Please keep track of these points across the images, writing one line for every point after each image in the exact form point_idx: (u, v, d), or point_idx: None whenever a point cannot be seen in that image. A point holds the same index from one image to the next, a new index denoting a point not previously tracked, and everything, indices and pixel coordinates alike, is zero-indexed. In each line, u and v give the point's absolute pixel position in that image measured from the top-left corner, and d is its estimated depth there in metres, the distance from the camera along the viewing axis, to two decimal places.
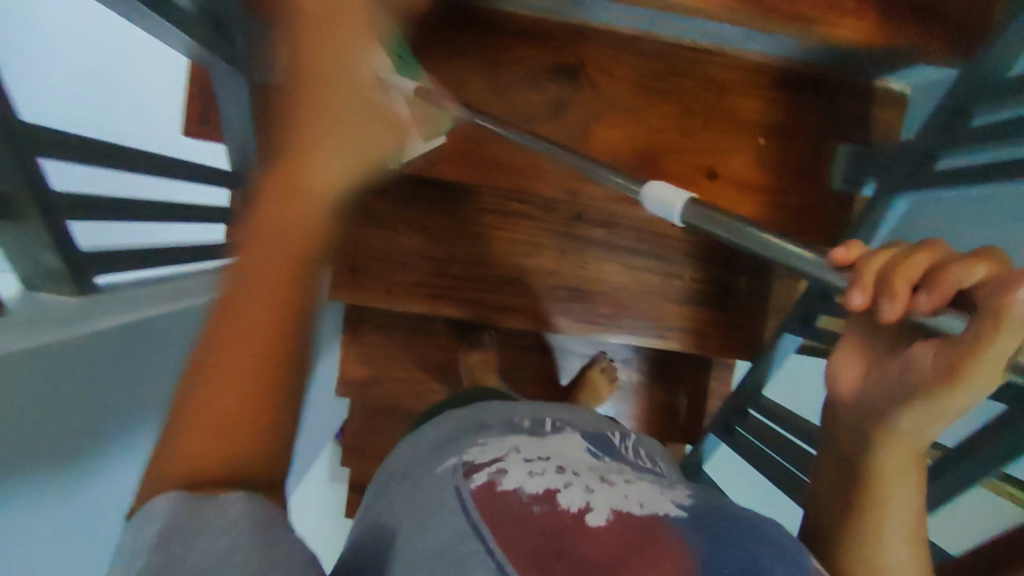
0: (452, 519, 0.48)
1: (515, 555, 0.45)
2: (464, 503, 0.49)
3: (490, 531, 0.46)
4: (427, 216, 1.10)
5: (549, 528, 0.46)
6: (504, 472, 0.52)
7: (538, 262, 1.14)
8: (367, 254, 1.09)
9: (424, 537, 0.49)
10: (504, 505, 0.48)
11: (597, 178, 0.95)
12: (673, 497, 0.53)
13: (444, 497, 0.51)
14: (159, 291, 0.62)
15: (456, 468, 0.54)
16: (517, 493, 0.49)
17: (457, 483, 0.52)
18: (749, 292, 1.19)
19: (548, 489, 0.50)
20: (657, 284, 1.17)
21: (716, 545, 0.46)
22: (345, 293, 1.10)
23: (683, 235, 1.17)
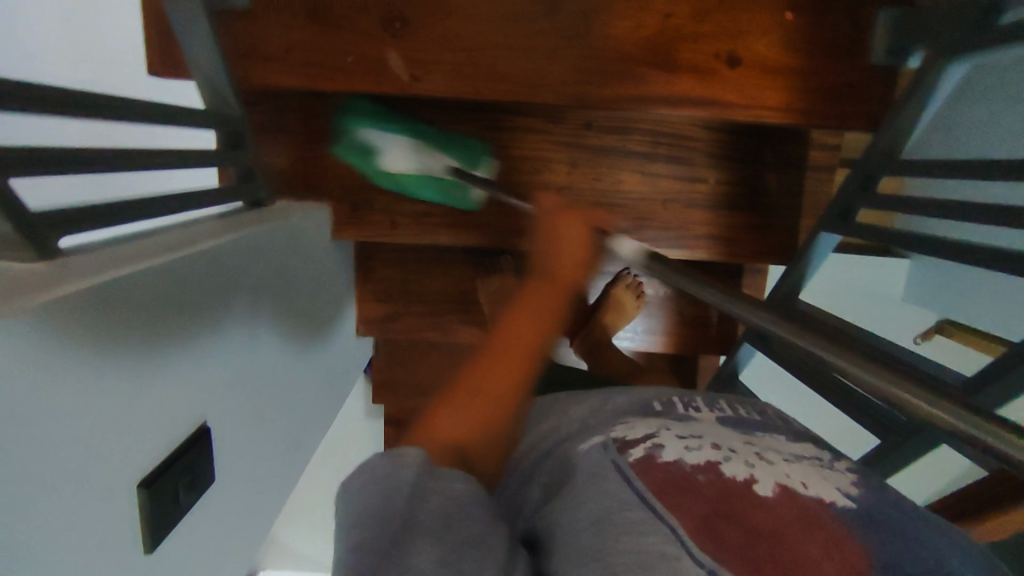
0: (612, 487, 0.50)
1: (682, 516, 0.45)
2: (623, 473, 0.51)
3: (655, 495, 0.47)
4: (427, 140, 1.03)
5: (706, 492, 0.47)
6: (661, 446, 0.53)
7: (551, 180, 1.07)
8: (367, 186, 1.03)
9: (575, 509, 0.50)
10: (668, 476, 0.50)
11: (607, 77, 0.86)
12: (837, 478, 0.50)
13: (599, 468, 0.53)
14: (138, 245, 0.58)
15: (610, 445, 0.56)
16: (679, 464, 0.51)
17: (614, 457, 0.54)
18: (780, 191, 1.11)
19: (710, 461, 0.51)
20: (680, 190, 1.10)
21: (888, 540, 0.42)
22: (351, 232, 1.05)
23: (705, 134, 1.08)
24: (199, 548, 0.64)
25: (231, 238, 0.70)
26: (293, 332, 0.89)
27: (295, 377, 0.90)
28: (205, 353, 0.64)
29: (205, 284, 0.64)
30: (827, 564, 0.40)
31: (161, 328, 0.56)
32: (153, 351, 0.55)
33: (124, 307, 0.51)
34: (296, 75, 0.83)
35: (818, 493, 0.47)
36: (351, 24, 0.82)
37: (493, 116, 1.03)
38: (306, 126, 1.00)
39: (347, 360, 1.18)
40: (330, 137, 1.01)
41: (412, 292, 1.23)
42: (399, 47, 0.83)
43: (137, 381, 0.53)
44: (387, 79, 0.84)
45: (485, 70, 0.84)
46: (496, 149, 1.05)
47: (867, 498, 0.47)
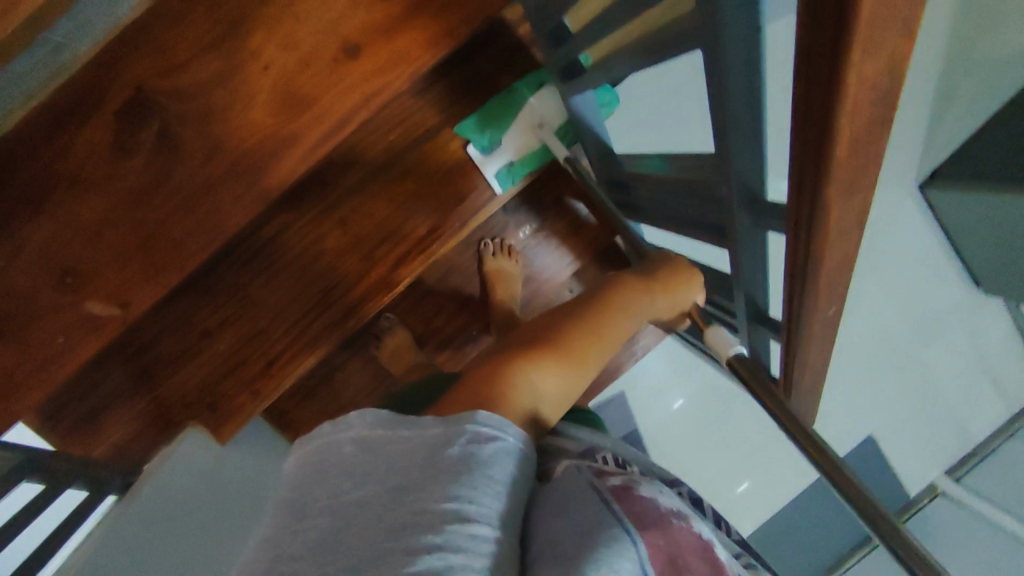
0: (588, 505, 0.49)
1: (655, 559, 0.46)
2: (604, 497, 0.50)
3: (636, 526, 0.47)
4: (219, 308, 1.03)
5: (673, 538, 0.48)
6: (636, 482, 0.53)
7: (338, 248, 1.03)
8: (208, 385, 1.02)
9: (549, 521, 0.49)
10: (644, 510, 0.49)
11: (271, 155, 0.82)
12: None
13: (577, 488, 0.52)
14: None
15: (586, 471, 0.55)
16: (653, 503, 0.50)
17: (592, 480, 0.53)
18: (522, 83, 1.06)
19: (677, 509, 0.51)
20: (443, 161, 1.05)
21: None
22: (230, 428, 1.02)
23: (419, 100, 1.04)
24: None
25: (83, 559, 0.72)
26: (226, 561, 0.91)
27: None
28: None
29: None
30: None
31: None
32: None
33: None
34: (37, 391, 0.80)
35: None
36: (34, 314, 0.78)
37: (245, 251, 1.02)
38: (118, 385, 1.00)
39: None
40: (145, 378, 1.01)
41: (340, 409, 1.23)
42: (89, 291, 0.80)
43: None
44: (104, 325, 0.81)
45: (171, 245, 0.82)
46: (271, 268, 1.03)
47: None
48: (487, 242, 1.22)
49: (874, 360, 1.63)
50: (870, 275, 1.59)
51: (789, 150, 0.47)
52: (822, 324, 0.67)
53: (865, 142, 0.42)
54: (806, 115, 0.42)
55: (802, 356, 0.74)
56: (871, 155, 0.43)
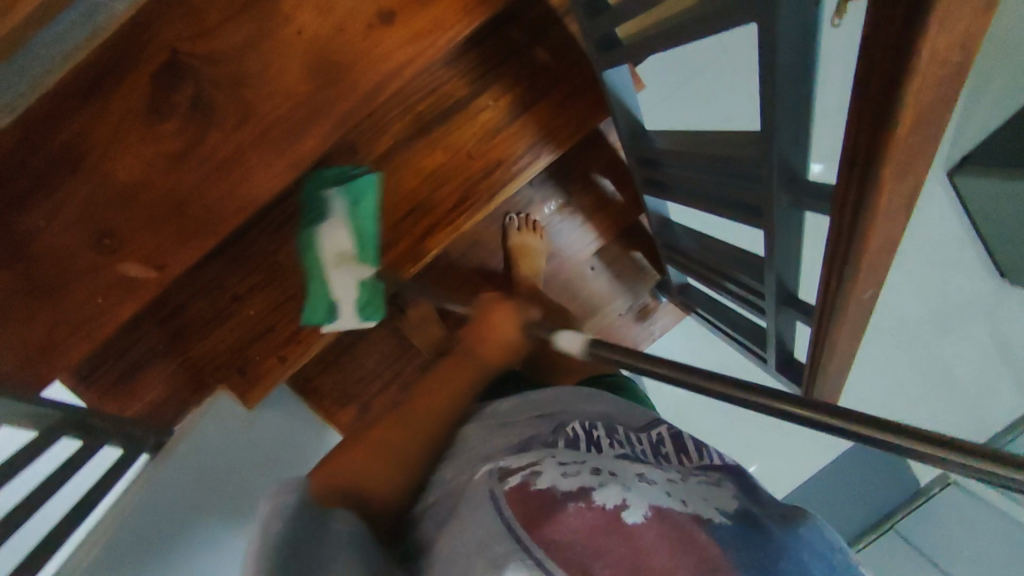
0: (484, 517, 0.49)
1: (552, 553, 0.44)
2: (496, 504, 0.49)
3: (523, 528, 0.46)
4: (248, 274, 1.04)
5: (571, 525, 0.45)
6: (538, 471, 0.51)
7: None
8: (237, 349, 1.04)
9: (459, 536, 0.50)
10: (538, 502, 0.48)
11: (305, 122, 0.82)
12: (718, 495, 0.49)
13: (480, 498, 0.51)
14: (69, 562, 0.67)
15: (492, 471, 0.54)
16: (551, 492, 0.48)
17: (492, 486, 0.52)
18: (555, 55, 1.04)
19: (582, 488, 0.48)
20: (474, 132, 1.05)
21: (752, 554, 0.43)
22: (258, 393, 1.04)
23: (450, 70, 1.03)
24: None
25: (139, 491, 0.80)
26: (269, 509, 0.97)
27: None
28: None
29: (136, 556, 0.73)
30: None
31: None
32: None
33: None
34: (79, 350, 0.82)
35: (695, 510, 0.47)
36: (72, 274, 0.80)
37: (277, 219, 1.03)
38: (150, 348, 1.02)
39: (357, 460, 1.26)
40: (176, 341, 1.03)
41: (364, 378, 1.24)
42: (125, 253, 0.81)
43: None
44: (140, 286, 0.83)
45: (206, 211, 0.83)
46: (301, 236, 1.04)
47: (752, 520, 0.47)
48: (514, 217, 1.22)
49: (892, 346, 1.63)
50: (896, 263, 1.57)
51: (844, 123, 0.46)
52: (858, 306, 0.66)
53: (926, 119, 0.41)
54: (866, 89, 0.41)
55: (833, 339, 0.74)
56: (929, 133, 0.42)
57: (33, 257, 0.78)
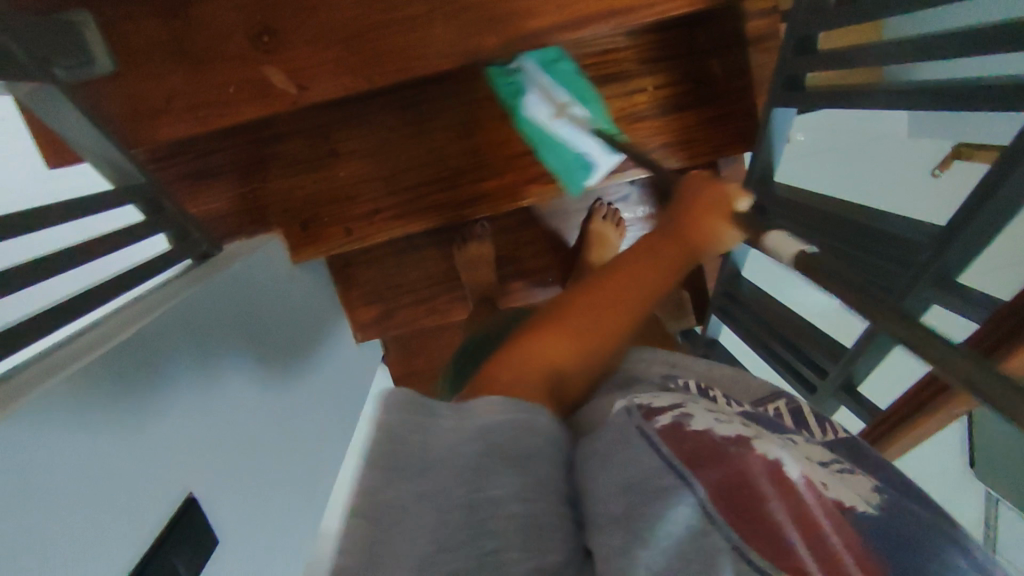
0: (635, 451, 0.45)
1: (707, 490, 0.40)
2: (649, 438, 0.45)
3: (687, 466, 0.42)
4: (353, 136, 1.01)
5: (742, 466, 0.41)
6: (688, 415, 0.47)
7: (488, 138, 1.03)
8: (311, 202, 1.03)
9: (602, 469, 0.45)
10: (697, 444, 0.44)
11: (498, 18, 0.81)
12: (859, 484, 0.46)
13: (621, 434, 0.47)
14: (115, 318, 0.65)
15: (631, 410, 0.50)
16: (707, 435, 0.44)
17: (639, 423, 0.48)
18: (728, 73, 1.03)
19: (741, 435, 0.44)
20: (620, 107, 1.05)
21: (902, 559, 0.38)
22: (310, 252, 1.05)
23: (630, 40, 1.01)
24: None
25: (196, 286, 0.77)
26: (277, 365, 0.92)
27: (292, 405, 0.93)
28: (208, 393, 0.72)
29: (179, 340, 0.70)
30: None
31: (134, 417, 0.58)
32: (133, 440, 0.57)
33: (85, 413, 0.52)
34: (187, 126, 0.81)
35: (838, 495, 0.42)
36: (218, 53, 0.78)
37: (406, 97, 1.00)
38: (232, 161, 0.99)
39: (351, 375, 1.21)
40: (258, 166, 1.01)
41: (398, 287, 1.24)
42: (275, 57, 0.79)
43: (128, 476, 0.55)
44: (275, 96, 0.80)
45: (367, 57, 0.81)
46: (421, 125, 1.02)
47: (895, 506, 0.43)
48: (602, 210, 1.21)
49: None
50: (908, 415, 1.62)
51: None
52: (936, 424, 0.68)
53: None
54: None
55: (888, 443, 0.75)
56: None
57: (192, 20, 0.77)
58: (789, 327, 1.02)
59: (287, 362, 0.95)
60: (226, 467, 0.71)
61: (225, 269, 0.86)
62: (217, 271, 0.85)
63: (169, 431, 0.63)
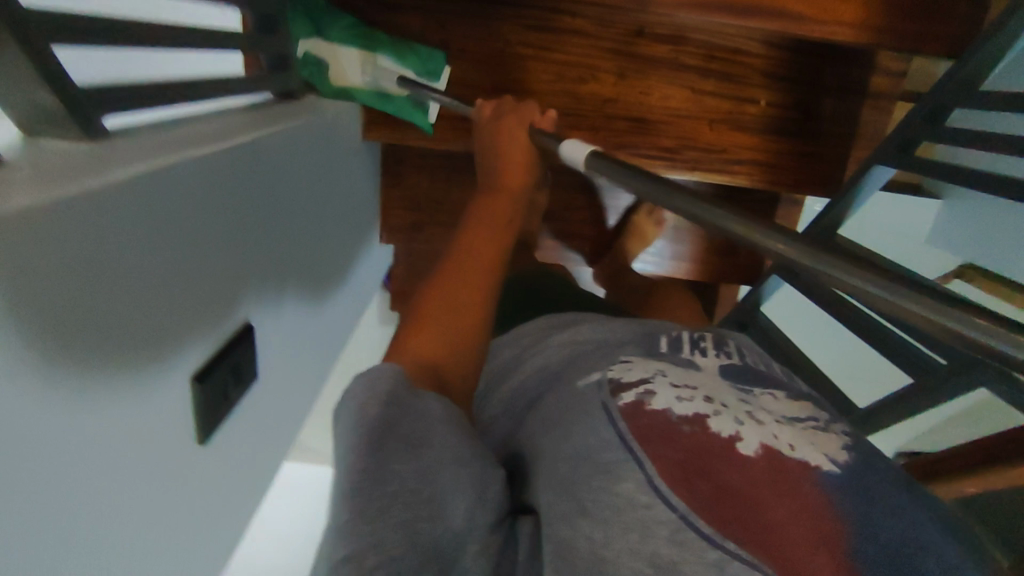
0: (598, 427, 0.51)
1: (661, 465, 0.46)
2: (610, 416, 0.51)
3: (638, 443, 0.48)
4: (469, 37, 0.98)
5: (688, 444, 0.48)
6: (652, 392, 0.52)
7: (595, 89, 1.02)
8: None
9: (563, 439, 0.53)
10: (652, 424, 0.49)
11: None
12: (827, 442, 0.48)
13: (587, 407, 0.54)
14: (229, 121, 0.62)
15: (602, 385, 0.56)
16: (666, 414, 0.50)
17: (604, 400, 0.53)
18: (835, 116, 1.05)
19: (699, 414, 0.50)
20: (729, 110, 1.04)
21: (870, 511, 0.43)
22: (380, 133, 1.03)
23: (764, 49, 1.01)
24: (254, 432, 0.67)
25: (301, 121, 0.74)
26: (329, 239, 0.92)
27: (324, 273, 0.91)
28: (280, 230, 0.69)
29: (277, 166, 0.67)
30: (808, 534, 0.41)
31: (230, 228, 0.56)
32: (219, 249, 0.54)
33: (197, 202, 0.49)
34: None
35: (804, 457, 0.46)
36: None
37: (537, 17, 0.98)
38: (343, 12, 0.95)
39: (364, 269, 1.18)
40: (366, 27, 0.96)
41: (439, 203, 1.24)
42: None
43: (206, 282, 0.52)
44: None
45: None
46: (538, 51, 1.00)
47: (858, 467, 0.46)
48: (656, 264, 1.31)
49: None
50: None
51: None
52: None
53: None
54: None
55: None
56: None
57: None
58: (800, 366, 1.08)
59: (331, 231, 0.93)
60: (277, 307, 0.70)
61: (320, 116, 0.82)
62: (311, 114, 0.81)
63: (248, 255, 0.60)
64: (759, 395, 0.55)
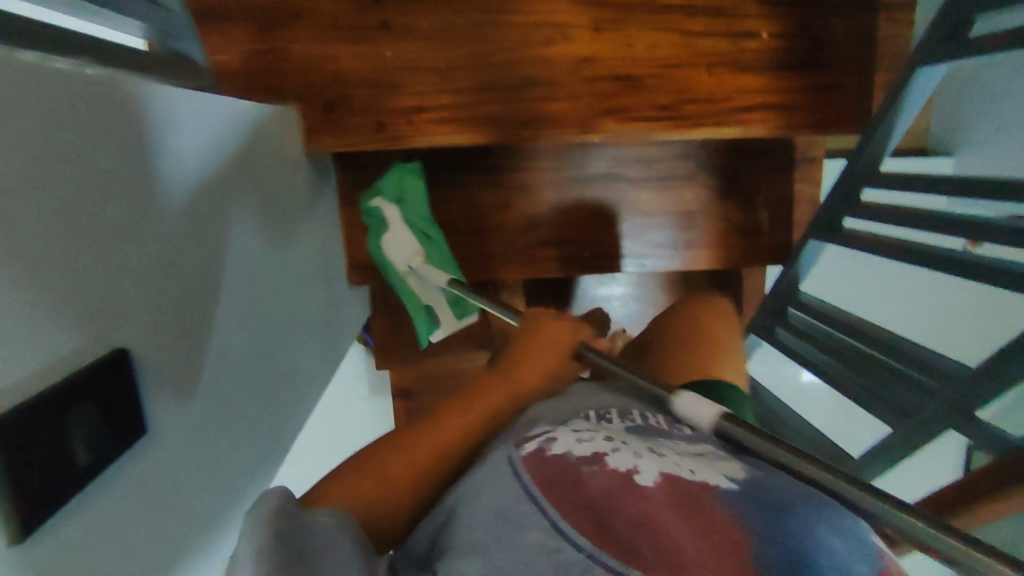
0: (503, 482, 0.46)
1: (568, 512, 0.43)
2: (515, 469, 0.47)
3: (543, 491, 0.44)
4: (411, 12, 0.83)
5: (593, 486, 0.44)
6: (554, 440, 0.50)
7: (568, 50, 0.86)
8: (342, 80, 0.85)
9: (470, 500, 0.47)
10: (557, 469, 0.46)
11: None
12: (726, 468, 0.48)
13: (494, 465, 0.49)
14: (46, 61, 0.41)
15: (507, 442, 0.52)
16: (565, 456, 0.47)
17: (509, 453, 0.50)
18: (851, 39, 0.89)
19: (597, 453, 0.47)
20: (726, 49, 0.88)
21: (773, 524, 0.40)
22: (324, 142, 0.86)
23: None
24: (154, 517, 0.47)
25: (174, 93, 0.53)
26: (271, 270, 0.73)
27: (272, 307, 0.73)
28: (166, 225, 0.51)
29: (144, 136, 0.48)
30: (706, 548, 0.39)
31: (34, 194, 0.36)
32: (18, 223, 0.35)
33: None
34: None
35: (702, 478, 0.45)
36: None
37: None
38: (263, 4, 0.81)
39: (329, 314, 1.00)
40: (291, 19, 0.83)
41: None
42: None
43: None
44: None
45: None
46: (490, 16, 0.85)
47: (755, 483, 0.45)
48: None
49: None
50: None
51: None
52: None
53: None
54: None
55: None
56: None
57: None
58: (864, 350, 0.92)
59: (276, 257, 0.74)
60: (177, 336, 0.51)
61: (226, 103, 0.66)
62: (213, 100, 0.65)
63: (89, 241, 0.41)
64: (666, 441, 0.52)
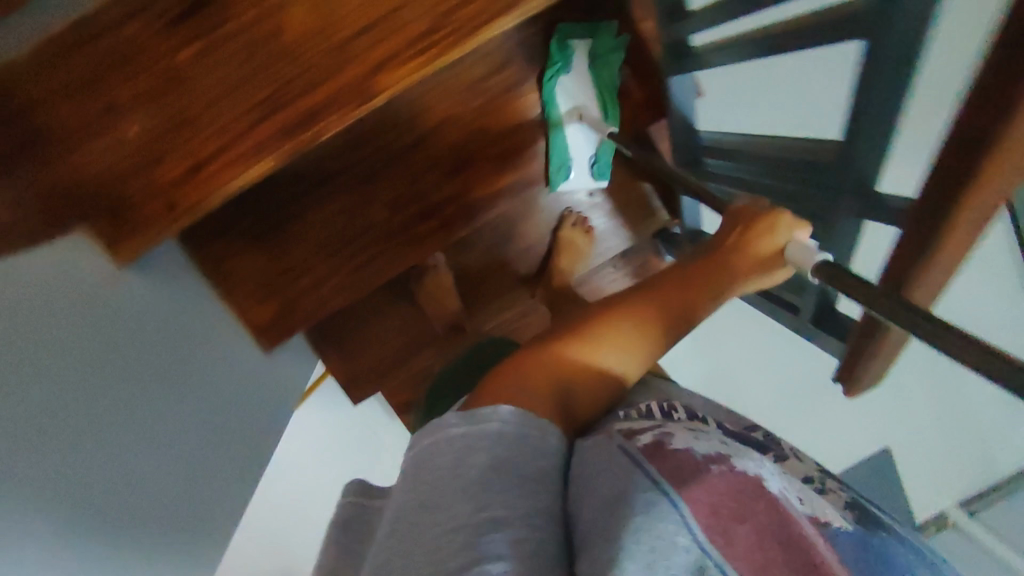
0: (617, 471, 0.45)
1: (695, 509, 0.41)
2: (631, 457, 0.46)
3: (671, 483, 0.42)
4: (128, 78, 0.78)
5: (719, 490, 0.42)
6: (668, 435, 0.48)
7: (300, 29, 0.79)
8: (107, 181, 0.79)
9: (583, 495, 0.46)
10: (678, 463, 0.44)
11: None
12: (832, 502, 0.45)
13: (599, 453, 0.48)
14: None
15: (615, 432, 0.51)
16: (687, 454, 0.45)
17: (618, 442, 0.48)
18: None
19: (719, 454, 0.45)
20: None
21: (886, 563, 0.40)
22: (133, 242, 0.78)
23: None
24: None
25: None
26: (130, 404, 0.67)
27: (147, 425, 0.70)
28: None
29: None
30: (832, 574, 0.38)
31: None
32: None
33: None
34: None
35: (819, 508, 0.43)
36: None
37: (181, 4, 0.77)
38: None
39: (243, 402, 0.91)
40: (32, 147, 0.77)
41: (290, 271, 1.02)
42: None
43: None
44: None
45: None
46: (210, 36, 0.78)
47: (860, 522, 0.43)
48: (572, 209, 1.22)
49: None
50: None
51: None
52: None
53: None
54: None
55: None
56: None
57: None
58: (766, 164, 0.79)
59: (138, 377, 0.71)
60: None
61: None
62: None
63: None
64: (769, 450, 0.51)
